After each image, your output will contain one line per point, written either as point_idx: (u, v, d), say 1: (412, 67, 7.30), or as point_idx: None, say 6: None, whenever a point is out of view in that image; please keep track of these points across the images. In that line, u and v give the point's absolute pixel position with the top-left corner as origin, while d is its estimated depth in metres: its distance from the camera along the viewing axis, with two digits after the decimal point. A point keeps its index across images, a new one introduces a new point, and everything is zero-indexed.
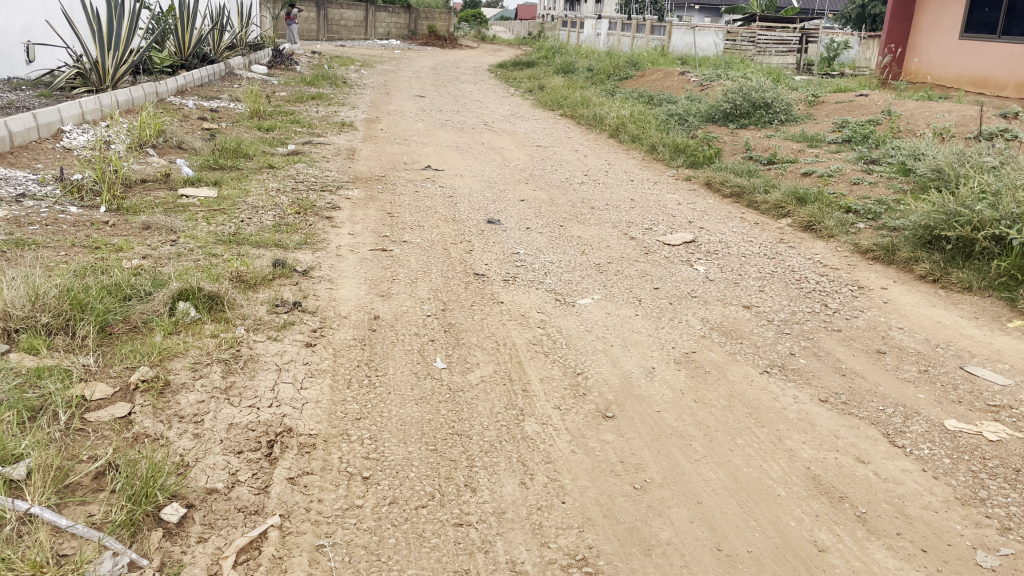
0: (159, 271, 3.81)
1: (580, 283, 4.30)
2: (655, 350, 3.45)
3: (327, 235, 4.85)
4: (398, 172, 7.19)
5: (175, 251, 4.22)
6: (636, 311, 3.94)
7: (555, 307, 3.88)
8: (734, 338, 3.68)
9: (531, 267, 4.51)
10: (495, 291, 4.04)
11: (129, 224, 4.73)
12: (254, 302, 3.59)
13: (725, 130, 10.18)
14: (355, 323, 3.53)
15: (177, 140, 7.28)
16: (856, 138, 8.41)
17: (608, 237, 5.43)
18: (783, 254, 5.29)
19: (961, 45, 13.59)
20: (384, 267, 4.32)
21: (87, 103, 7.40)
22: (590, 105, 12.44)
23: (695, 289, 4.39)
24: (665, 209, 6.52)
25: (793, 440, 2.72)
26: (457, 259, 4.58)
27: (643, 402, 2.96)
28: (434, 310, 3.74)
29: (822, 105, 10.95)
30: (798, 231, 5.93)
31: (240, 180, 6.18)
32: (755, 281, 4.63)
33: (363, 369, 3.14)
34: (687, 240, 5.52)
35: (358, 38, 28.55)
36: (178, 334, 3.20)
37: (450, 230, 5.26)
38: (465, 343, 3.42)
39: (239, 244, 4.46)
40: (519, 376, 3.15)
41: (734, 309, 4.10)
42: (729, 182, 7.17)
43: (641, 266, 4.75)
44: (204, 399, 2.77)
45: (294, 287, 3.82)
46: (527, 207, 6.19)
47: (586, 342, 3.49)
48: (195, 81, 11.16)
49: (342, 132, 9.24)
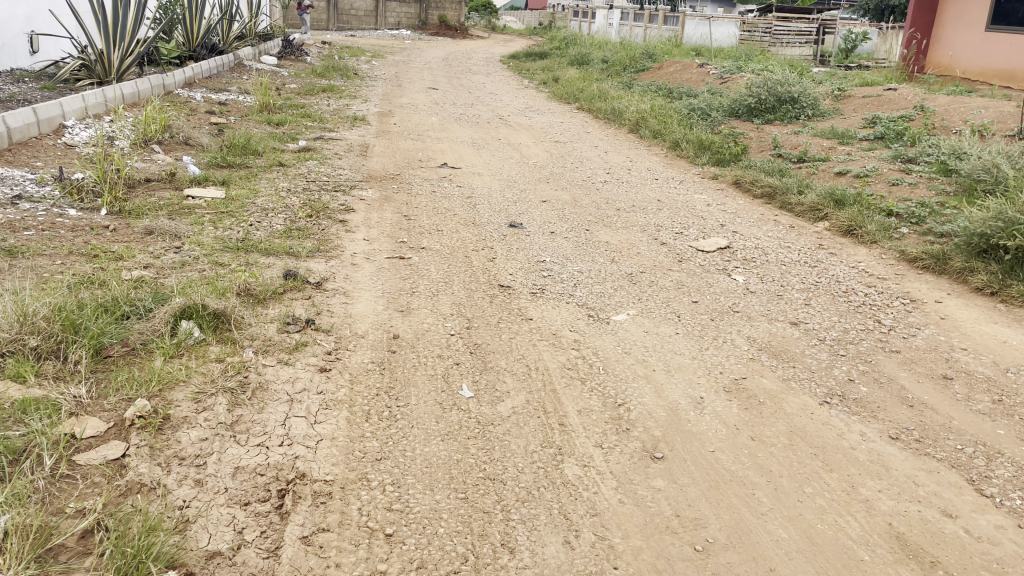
0: (161, 285, 3.52)
1: (613, 295, 4.00)
2: (701, 376, 3.14)
3: (341, 241, 4.56)
4: (413, 170, 6.90)
5: (180, 260, 3.94)
6: (676, 328, 3.63)
7: (589, 324, 3.57)
8: (785, 360, 3.37)
9: (559, 278, 4.21)
10: (523, 306, 3.74)
11: (131, 229, 4.45)
12: (263, 319, 3.30)
13: (749, 124, 9.84)
14: (373, 344, 3.24)
15: (183, 136, 7.01)
16: (890, 136, 8.06)
17: (638, 242, 5.12)
18: (824, 262, 4.97)
19: (987, 37, 13.17)
20: (403, 278, 4.03)
21: (91, 97, 7.13)
22: (608, 98, 12.10)
23: (736, 303, 4.08)
24: (694, 211, 6.20)
25: (868, 488, 2.43)
26: (480, 268, 4.29)
27: (694, 441, 2.66)
28: (458, 328, 3.45)
29: (849, 100, 10.58)
30: (837, 236, 5.61)
31: (249, 179, 5.90)
32: (799, 293, 4.32)
33: (382, 399, 2.85)
34: (721, 246, 5.21)
35: (369, 28, 28.20)
36: (180, 359, 2.92)
37: (470, 235, 4.97)
38: (493, 366, 3.12)
39: (247, 251, 4.18)
40: (554, 407, 2.85)
41: (781, 327, 3.79)
42: (759, 182, 6.85)
43: (676, 276, 4.45)
44: (207, 436, 2.48)
45: (307, 302, 3.53)
46: (550, 208, 5.88)
47: (625, 367, 3.18)
48: (204, 72, 10.88)
49: (354, 126, 8.95)
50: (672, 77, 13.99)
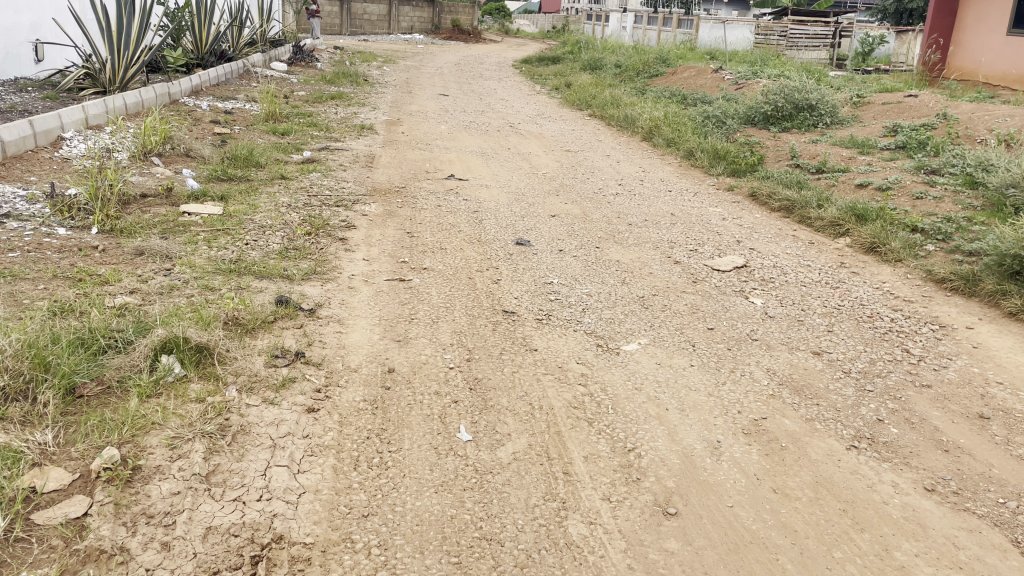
0: (144, 314, 3.34)
1: (623, 321, 3.78)
2: (717, 416, 2.92)
3: (339, 262, 4.37)
4: (419, 182, 6.71)
5: (168, 284, 3.75)
6: (691, 359, 3.41)
7: (597, 356, 3.35)
8: (808, 397, 3.15)
9: (567, 302, 3.99)
10: (527, 335, 3.52)
11: (121, 249, 4.27)
12: (250, 352, 3.11)
13: (766, 132, 9.60)
14: (366, 380, 3.04)
15: (184, 148, 6.84)
16: (912, 146, 7.80)
17: (650, 261, 4.90)
18: (846, 282, 4.74)
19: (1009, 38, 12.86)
20: (401, 303, 3.82)
21: (91, 108, 6.96)
22: (621, 104, 11.88)
23: (754, 330, 3.85)
24: (710, 226, 5.98)
25: (902, 552, 2.22)
26: (484, 291, 4.08)
27: (711, 494, 2.45)
28: (457, 360, 3.24)
29: (868, 106, 10.31)
30: (859, 253, 5.37)
31: (249, 194, 5.71)
32: (821, 318, 4.08)
33: (373, 444, 2.64)
34: (738, 264, 4.97)
35: (382, 32, 28.07)
36: (157, 399, 2.72)
37: (475, 254, 4.76)
38: (494, 405, 2.91)
39: (240, 274, 3.99)
40: (558, 452, 2.64)
41: (802, 357, 3.56)
42: (777, 195, 6.61)
43: (690, 298, 4.23)
44: (179, 490, 2.29)
45: (298, 332, 3.33)
46: (559, 223, 5.67)
47: (636, 406, 2.95)
48: (211, 80, 10.73)
49: (361, 135, 8.77)
50: (686, 83, 13.74)
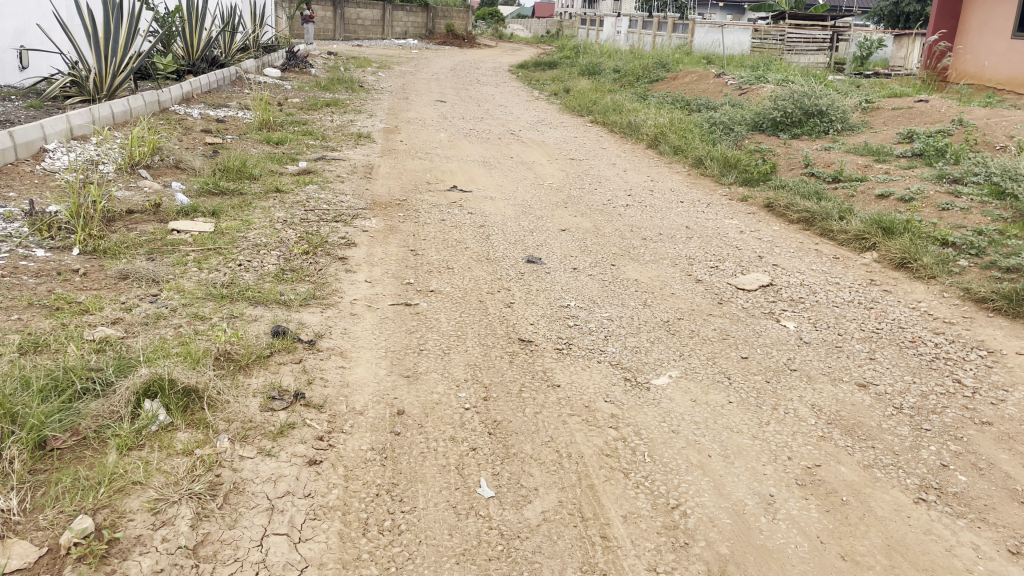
0: (127, 351, 3.03)
1: (650, 351, 3.47)
2: (766, 464, 2.62)
3: (340, 285, 4.06)
4: (421, 194, 6.41)
5: (154, 313, 3.44)
6: (728, 394, 3.11)
7: (627, 393, 3.04)
8: (861, 439, 2.85)
9: (587, 328, 3.69)
10: (548, 368, 3.21)
11: (105, 272, 3.96)
12: (244, 393, 2.80)
13: (775, 139, 9.32)
14: (374, 424, 2.73)
15: (174, 159, 6.52)
16: (930, 153, 7.53)
17: (670, 280, 4.61)
18: (880, 302, 4.44)
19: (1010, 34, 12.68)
20: (408, 332, 3.51)
21: (76, 117, 6.62)
22: (623, 110, 11.61)
23: (791, 358, 3.56)
24: (728, 240, 5.68)
25: None
26: (497, 317, 3.77)
27: (771, 563, 2.15)
28: (473, 399, 2.92)
29: (878, 112, 10.05)
30: (888, 269, 5.08)
31: (242, 209, 5.40)
32: (860, 344, 3.78)
33: (383, 503, 2.33)
34: (762, 283, 4.68)
35: (376, 37, 27.77)
36: (139, 452, 2.42)
37: (484, 273, 4.46)
38: (517, 453, 2.60)
39: (233, 300, 3.68)
40: (594, 511, 2.34)
41: (847, 390, 3.26)
42: (795, 206, 6.34)
43: (718, 322, 3.93)
44: (162, 568, 1.98)
45: (296, 368, 3.02)
46: (571, 239, 5.38)
47: (676, 452, 2.64)
48: (203, 87, 10.40)
49: (358, 145, 8.47)
50: (688, 88, 13.46)
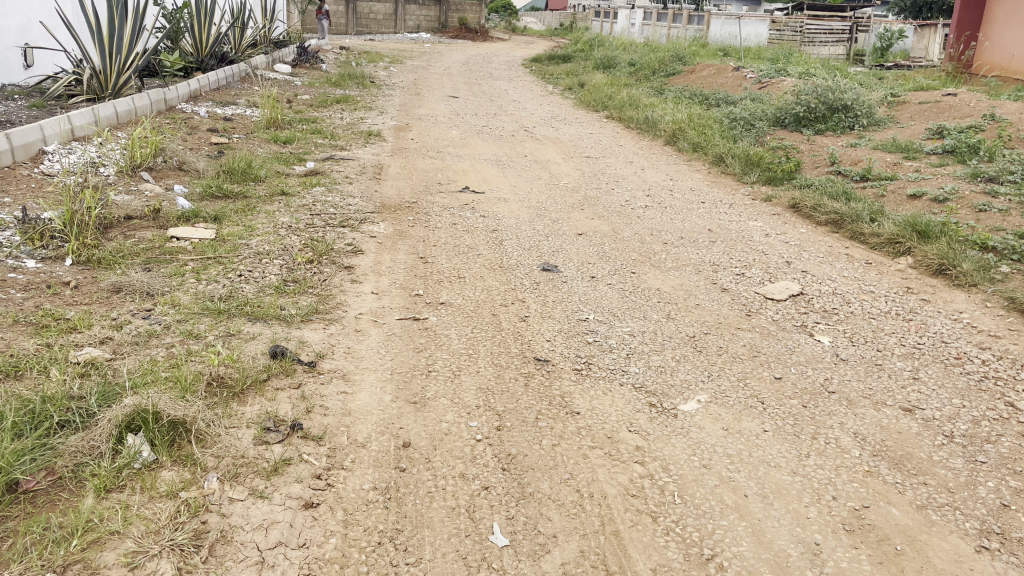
0: (114, 376, 2.82)
1: (676, 371, 3.22)
2: (808, 506, 2.37)
3: (345, 297, 3.83)
4: (432, 196, 6.19)
5: (146, 331, 3.23)
6: (762, 422, 2.86)
7: (652, 421, 2.79)
8: (912, 475, 2.60)
9: (608, 345, 3.44)
10: (566, 392, 2.97)
11: (97, 285, 3.74)
12: (236, 424, 2.58)
13: (798, 134, 9.02)
14: (377, 459, 2.50)
15: (177, 161, 6.31)
16: (962, 150, 7.22)
17: (694, 289, 4.36)
18: (918, 313, 4.17)
19: None
20: (416, 350, 3.28)
21: (77, 117, 6.42)
22: (640, 105, 11.33)
23: (828, 378, 3.30)
24: (753, 244, 5.41)
25: None
26: (511, 333, 3.53)
27: None
28: (485, 429, 2.69)
29: (904, 107, 9.72)
30: (925, 276, 4.81)
31: (245, 213, 5.19)
32: (902, 362, 3.52)
33: (385, 554, 2.10)
34: (792, 292, 4.41)
35: (388, 31, 27.56)
36: (118, 494, 2.20)
37: (497, 283, 4.23)
38: (534, 494, 2.36)
39: (230, 315, 3.46)
40: (621, 564, 2.10)
41: (892, 415, 3.01)
42: (823, 207, 6.07)
43: (747, 337, 3.68)
44: None
45: (295, 394, 2.80)
46: (588, 243, 5.13)
47: (708, 492, 2.40)
48: (211, 84, 10.21)
49: (368, 143, 8.25)
50: (705, 82, 13.14)
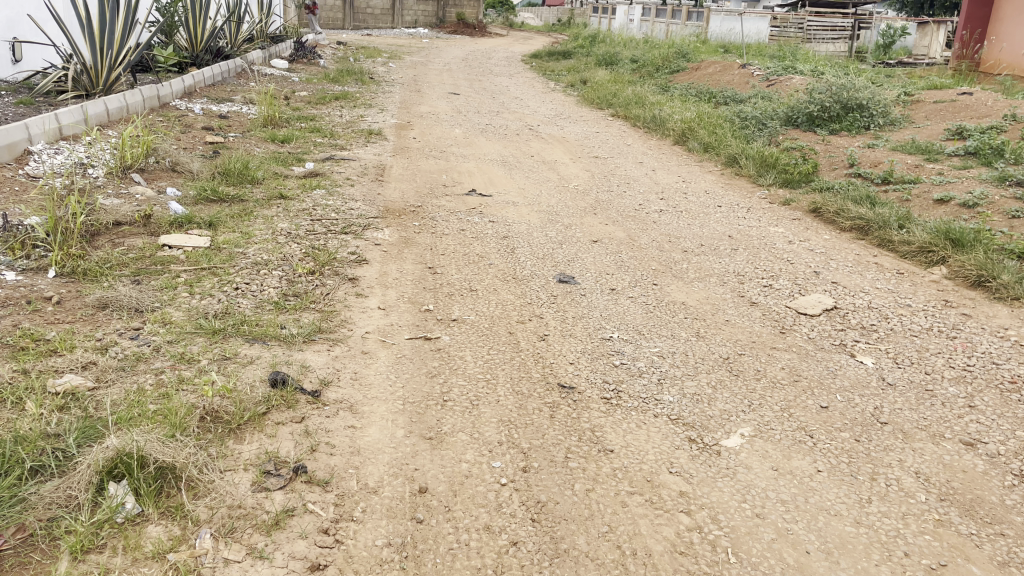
0: (97, 409, 2.53)
1: (714, 400, 2.94)
2: (879, 564, 2.11)
3: (351, 314, 3.55)
4: (437, 199, 5.91)
5: (134, 354, 2.94)
6: (814, 460, 2.59)
7: (694, 460, 2.52)
8: (988, 524, 2.33)
9: (637, 369, 3.17)
10: (597, 425, 2.69)
11: (82, 300, 3.45)
12: (233, 467, 2.30)
13: (812, 134, 8.75)
14: (391, 508, 2.22)
15: (170, 161, 6.01)
16: (986, 152, 6.95)
17: (722, 303, 4.08)
18: (962, 330, 3.89)
19: None
20: (429, 375, 3.00)
21: (65, 116, 6.12)
22: (646, 103, 11.04)
23: (878, 407, 3.03)
24: (777, 252, 5.14)
25: None
26: (531, 355, 3.25)
27: None
28: (509, 471, 2.41)
29: (918, 106, 9.45)
30: (962, 288, 4.53)
31: (242, 219, 4.90)
32: (954, 387, 3.25)
33: None
34: (825, 306, 4.14)
35: (386, 26, 27.25)
36: (98, 557, 1.92)
37: (512, 297, 3.95)
38: (569, 551, 2.09)
39: (226, 335, 3.17)
40: None
41: (953, 451, 2.74)
42: (847, 213, 5.80)
43: (785, 359, 3.40)
44: None
45: (298, 430, 2.52)
46: (604, 252, 4.86)
47: (765, 548, 2.13)
48: (207, 80, 9.90)
49: (369, 142, 7.96)
50: (711, 79, 12.85)
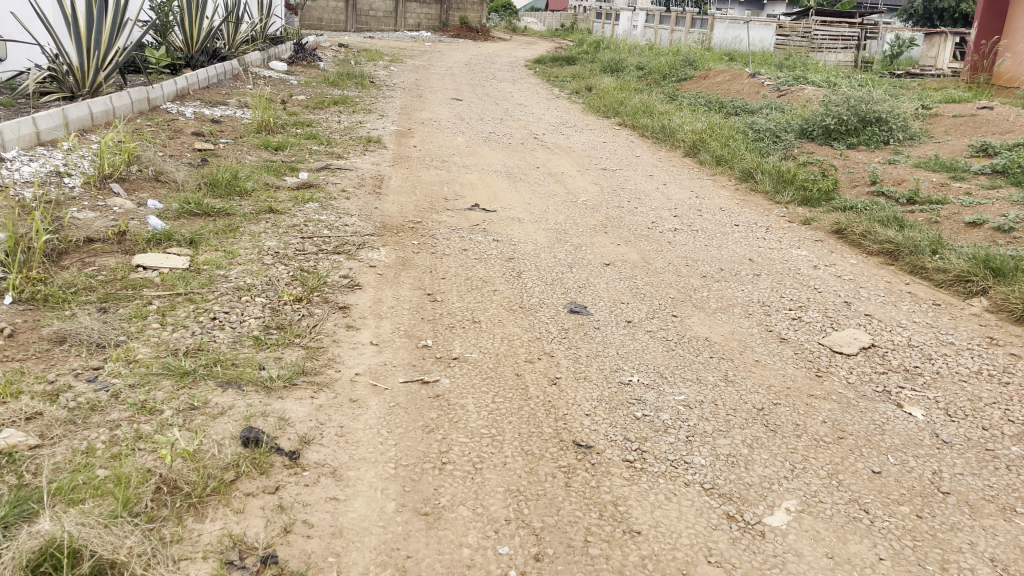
0: (36, 474, 2.15)
1: (752, 463, 2.57)
2: None
3: (339, 352, 3.18)
4: (437, 214, 5.54)
5: (88, 402, 2.56)
6: (874, 544, 2.22)
7: (736, 545, 2.15)
8: None
9: (663, 423, 2.79)
10: (620, 499, 2.32)
11: (38, 332, 3.07)
12: (189, 556, 1.93)
13: (829, 147, 8.39)
14: None
15: (153, 170, 5.61)
16: (1016, 170, 6.59)
17: (750, 339, 3.71)
18: (1015, 372, 3.52)
19: None
20: (425, 430, 2.62)
21: (44, 120, 5.74)
22: (655, 112, 10.68)
23: (937, 472, 2.66)
24: (803, 278, 4.77)
25: None
26: (541, 403, 2.88)
27: None
28: (520, 560, 2.04)
29: (938, 120, 9.09)
30: (1007, 323, 4.16)
31: (227, 236, 4.53)
32: (1018, 446, 2.87)
33: None
34: (862, 343, 3.77)
35: (388, 29, 26.92)
36: None
37: (519, 330, 3.58)
38: None
39: (196, 379, 2.80)
40: None
41: None
42: (874, 235, 5.44)
43: (825, 410, 3.03)
44: None
45: (270, 506, 2.14)
46: (617, 277, 4.49)
47: None
48: (202, 81, 9.54)
49: (367, 150, 7.60)
50: (720, 88, 12.49)
